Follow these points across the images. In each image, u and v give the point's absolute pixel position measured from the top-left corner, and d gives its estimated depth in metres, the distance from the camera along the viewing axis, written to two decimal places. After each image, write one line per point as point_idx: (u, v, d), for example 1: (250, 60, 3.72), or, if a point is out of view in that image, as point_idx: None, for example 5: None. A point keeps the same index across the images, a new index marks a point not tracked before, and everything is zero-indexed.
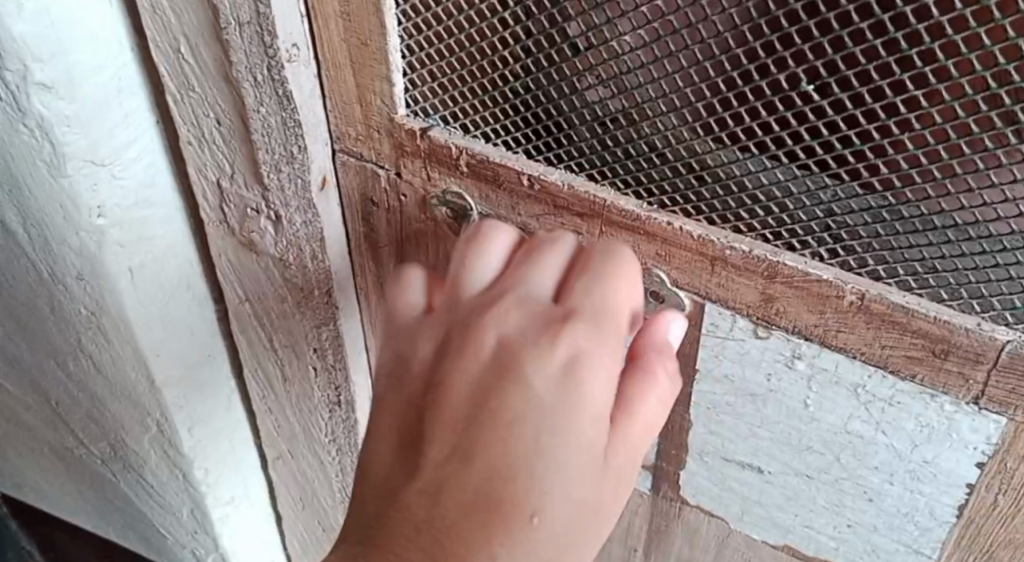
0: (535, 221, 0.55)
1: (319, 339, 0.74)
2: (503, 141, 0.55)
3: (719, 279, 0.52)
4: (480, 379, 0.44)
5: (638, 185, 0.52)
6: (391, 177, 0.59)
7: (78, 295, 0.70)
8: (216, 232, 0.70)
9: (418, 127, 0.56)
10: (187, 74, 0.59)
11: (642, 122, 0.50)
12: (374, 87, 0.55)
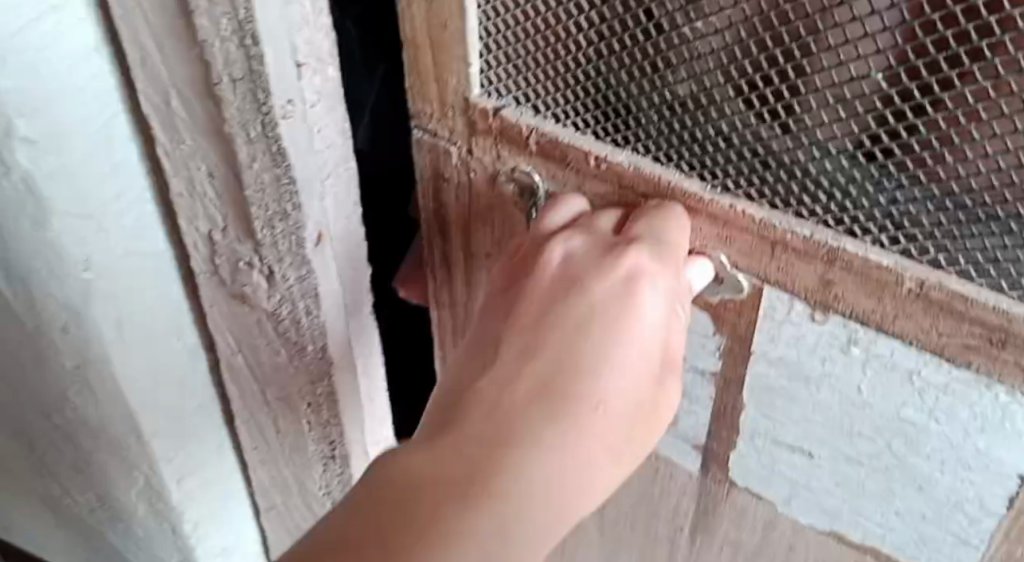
0: (600, 200, 0.52)
1: (314, 394, 0.72)
2: (552, 112, 0.51)
3: (780, 262, 0.48)
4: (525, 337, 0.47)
5: (702, 169, 0.49)
6: (461, 153, 0.55)
7: (63, 350, 0.66)
8: (207, 285, 0.68)
9: (492, 107, 0.52)
10: (176, 128, 0.56)
11: (709, 106, 0.47)
12: (452, 68, 0.51)
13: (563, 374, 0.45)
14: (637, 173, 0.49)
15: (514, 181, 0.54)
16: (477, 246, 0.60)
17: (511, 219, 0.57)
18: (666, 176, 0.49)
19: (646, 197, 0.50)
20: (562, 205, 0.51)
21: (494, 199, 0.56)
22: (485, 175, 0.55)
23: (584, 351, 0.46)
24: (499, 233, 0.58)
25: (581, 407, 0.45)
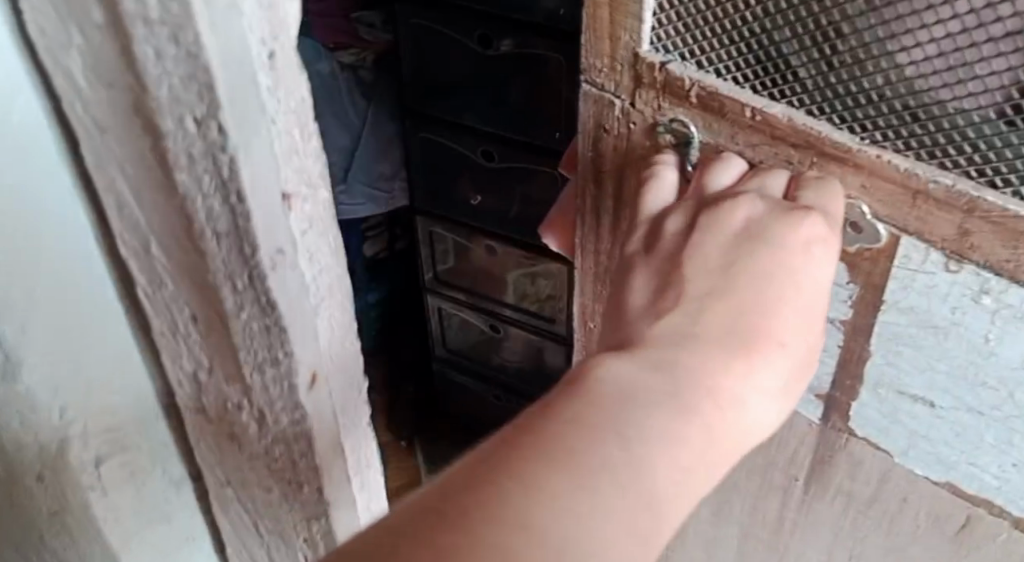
0: (754, 153, 0.44)
1: (309, 530, 0.70)
2: (714, 68, 0.44)
3: (920, 214, 0.40)
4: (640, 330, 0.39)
5: (850, 122, 0.41)
6: (623, 109, 0.47)
7: (40, 498, 0.58)
8: (193, 415, 0.63)
9: (659, 62, 0.44)
10: (157, 275, 0.53)
11: (868, 51, 0.39)
12: (622, 21, 0.44)
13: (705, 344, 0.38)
14: (788, 125, 0.42)
15: (672, 136, 0.46)
16: (625, 192, 0.50)
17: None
18: (804, 123, 0.42)
19: (751, 148, 0.44)
20: (722, 167, 0.43)
21: (632, 166, 0.49)
22: (615, 159, 0.49)
23: (685, 354, 0.37)
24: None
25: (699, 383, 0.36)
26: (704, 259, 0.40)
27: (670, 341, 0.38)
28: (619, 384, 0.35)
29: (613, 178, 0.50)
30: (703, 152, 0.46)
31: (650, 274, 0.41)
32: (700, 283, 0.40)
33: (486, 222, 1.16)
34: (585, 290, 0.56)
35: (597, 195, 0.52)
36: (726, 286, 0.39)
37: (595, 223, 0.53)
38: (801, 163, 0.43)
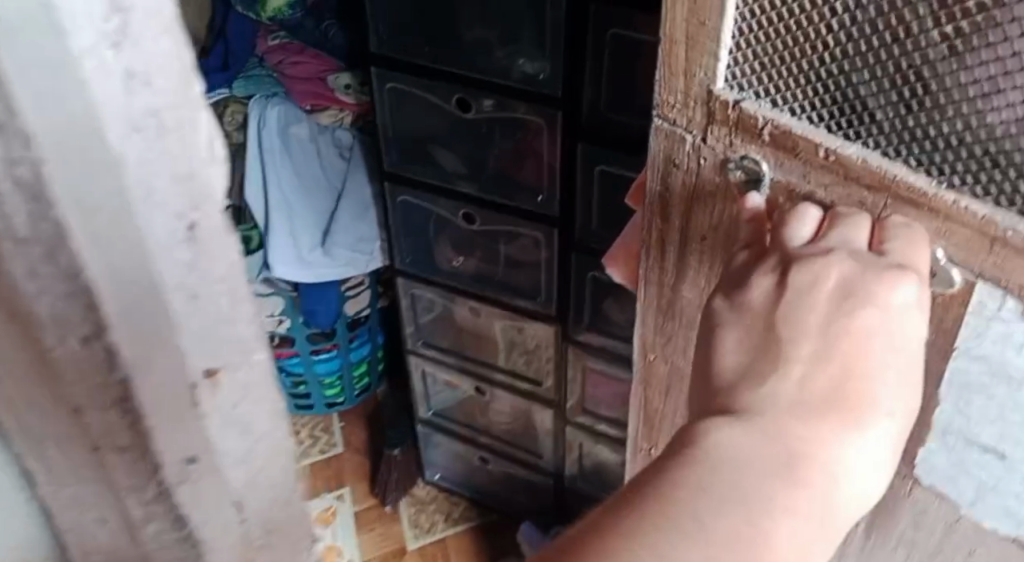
0: (825, 191, 0.44)
1: None
2: (788, 107, 0.44)
3: (997, 259, 0.40)
4: (745, 382, 0.40)
5: (928, 164, 0.41)
6: (694, 143, 0.48)
7: None
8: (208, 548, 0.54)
9: (732, 100, 0.45)
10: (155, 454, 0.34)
11: (949, 96, 0.40)
12: (699, 58, 0.45)
13: (806, 412, 0.39)
14: (863, 167, 0.42)
15: (742, 173, 0.46)
16: (692, 227, 0.51)
17: (733, 214, 0.49)
18: (877, 163, 0.42)
19: (824, 188, 0.44)
20: (799, 218, 0.43)
21: (701, 203, 0.50)
22: (684, 195, 0.51)
23: (790, 416, 0.38)
24: (721, 226, 0.50)
25: (800, 456, 0.38)
26: (805, 325, 0.40)
27: (773, 411, 0.39)
28: (728, 455, 0.37)
29: (679, 215, 0.52)
30: (774, 190, 0.46)
31: (739, 329, 0.41)
32: (805, 348, 0.40)
33: (474, 285, 1.32)
34: (645, 324, 0.58)
35: (661, 228, 0.53)
36: (824, 352, 0.40)
37: (658, 254, 0.55)
38: (874, 205, 0.43)
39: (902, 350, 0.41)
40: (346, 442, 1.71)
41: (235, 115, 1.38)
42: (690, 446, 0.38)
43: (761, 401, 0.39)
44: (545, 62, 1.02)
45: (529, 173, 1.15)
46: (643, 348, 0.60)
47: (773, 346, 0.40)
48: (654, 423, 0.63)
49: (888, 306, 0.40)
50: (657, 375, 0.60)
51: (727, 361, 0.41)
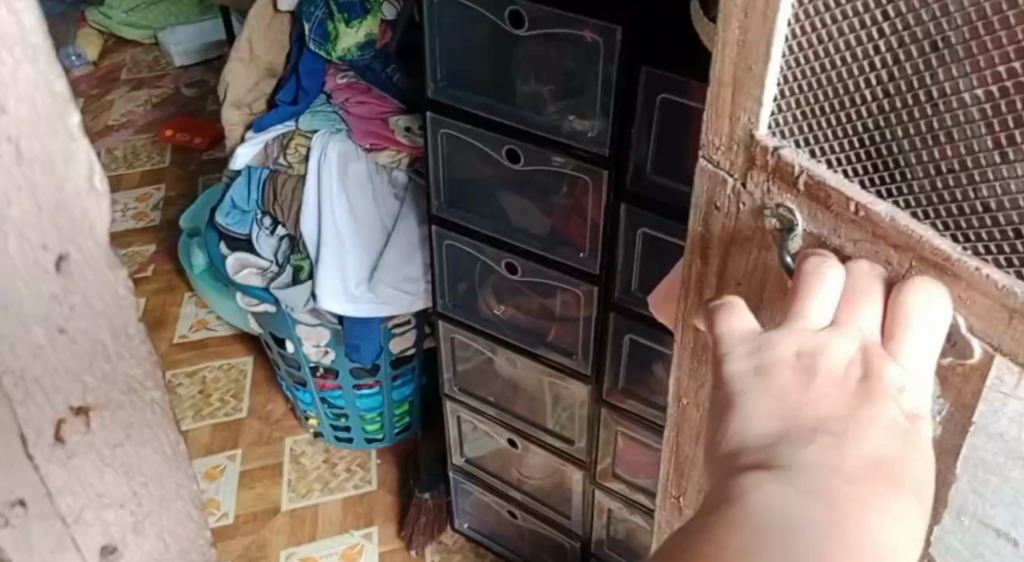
0: (853, 246, 0.44)
1: None
2: (826, 158, 0.45)
3: (1016, 331, 0.40)
4: (772, 440, 0.38)
5: (955, 229, 0.41)
6: (735, 187, 0.48)
7: None
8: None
9: (773, 146, 0.46)
10: None
11: (979, 162, 0.40)
12: (744, 102, 0.46)
13: (842, 480, 0.36)
14: (890, 225, 0.42)
15: (777, 221, 0.47)
16: (729, 273, 0.52)
17: (765, 260, 0.49)
18: (907, 225, 0.42)
19: (852, 243, 0.44)
20: (820, 280, 0.42)
21: (738, 246, 0.51)
22: (722, 237, 0.51)
23: (825, 476, 0.36)
24: (755, 272, 0.50)
25: (840, 527, 0.35)
26: (826, 398, 0.39)
27: (808, 476, 0.36)
28: (773, 519, 0.34)
29: (717, 257, 0.52)
30: (805, 243, 0.46)
31: (767, 397, 0.39)
32: (829, 415, 0.38)
33: (516, 337, 1.32)
34: (682, 364, 0.57)
35: (701, 270, 0.54)
36: (848, 418, 0.38)
37: (698, 294, 0.55)
38: (900, 265, 0.43)
39: (919, 430, 0.40)
40: (381, 480, 1.70)
41: (300, 146, 1.44)
42: (727, 509, 0.35)
43: (801, 467, 0.37)
44: (594, 121, 1.03)
45: (573, 229, 1.16)
46: (677, 391, 0.59)
47: (795, 414, 0.39)
48: (685, 471, 0.61)
49: (898, 389, 0.40)
50: (690, 419, 0.59)
51: (747, 411, 0.39)
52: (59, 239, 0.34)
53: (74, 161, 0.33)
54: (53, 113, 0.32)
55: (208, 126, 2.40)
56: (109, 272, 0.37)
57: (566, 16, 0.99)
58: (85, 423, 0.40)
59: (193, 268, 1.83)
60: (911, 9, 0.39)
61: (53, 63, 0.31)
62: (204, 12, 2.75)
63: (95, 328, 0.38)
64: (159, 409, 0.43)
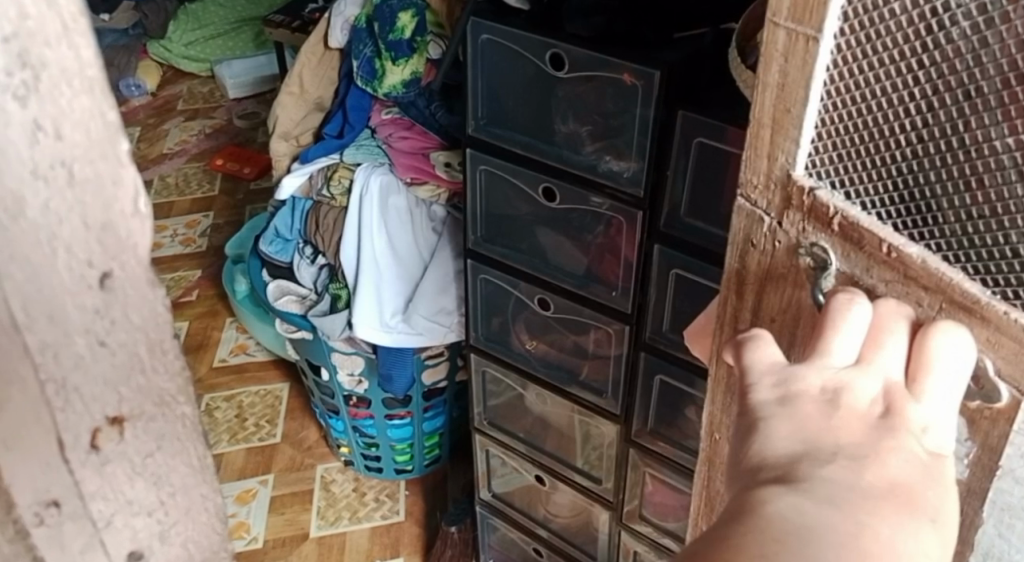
0: (884, 286, 0.46)
1: None
2: (859, 201, 0.46)
3: None
4: (797, 457, 0.39)
5: (987, 272, 0.43)
6: (771, 226, 0.50)
7: None
8: None
9: (808, 185, 0.48)
10: None
11: (1012, 209, 0.41)
12: (782, 143, 0.48)
13: (859, 495, 0.37)
14: (921, 266, 0.44)
15: (811, 259, 0.49)
16: (763, 310, 0.54)
17: (799, 298, 0.51)
18: (938, 267, 0.43)
19: (884, 283, 0.46)
20: (846, 314, 0.44)
21: (773, 283, 0.52)
22: (757, 273, 0.53)
23: (851, 497, 0.37)
24: (789, 309, 0.52)
25: (857, 536, 0.36)
26: (847, 428, 0.40)
27: (827, 489, 0.37)
28: (792, 522, 0.35)
29: (752, 293, 0.54)
30: (838, 281, 0.48)
31: (791, 423, 0.41)
32: (849, 442, 0.40)
33: (547, 372, 1.33)
34: (714, 400, 0.58)
35: (737, 306, 0.55)
36: (869, 446, 0.40)
37: (732, 329, 0.57)
38: (930, 306, 0.44)
39: (940, 467, 0.41)
40: (408, 511, 1.71)
41: (343, 178, 1.49)
42: (751, 515, 0.36)
43: (819, 481, 0.38)
44: (631, 162, 1.06)
45: (608, 269, 1.17)
46: (709, 426, 0.60)
47: (817, 438, 0.40)
48: (714, 506, 0.62)
49: (918, 429, 0.42)
50: (721, 455, 0.60)
51: (773, 432, 0.41)
52: (104, 256, 0.35)
53: (122, 184, 0.35)
54: (106, 139, 0.33)
55: (258, 156, 2.46)
56: (148, 289, 0.37)
57: (607, 60, 1.01)
58: (120, 431, 0.39)
59: (235, 294, 1.87)
60: (946, 58, 0.41)
61: (107, 95, 0.33)
62: (259, 47, 2.83)
63: (133, 340, 0.38)
64: (189, 422, 0.42)
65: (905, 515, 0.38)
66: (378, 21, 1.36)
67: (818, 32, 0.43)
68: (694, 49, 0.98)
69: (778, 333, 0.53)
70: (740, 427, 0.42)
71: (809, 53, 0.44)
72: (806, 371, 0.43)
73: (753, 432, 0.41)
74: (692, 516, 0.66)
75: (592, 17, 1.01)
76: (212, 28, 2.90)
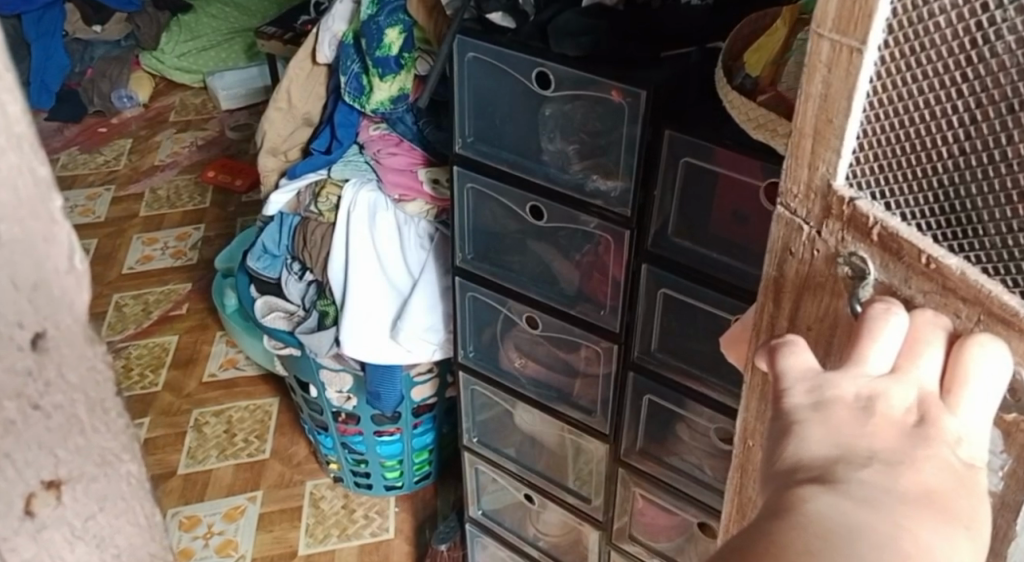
0: (922, 295, 0.46)
1: None
2: (899, 212, 0.47)
3: None
4: (836, 454, 0.40)
5: None
6: (810, 234, 0.50)
7: None
8: None
9: (848, 196, 0.48)
10: None
11: None
12: (823, 153, 0.48)
13: (897, 499, 0.38)
14: (960, 277, 0.44)
15: (849, 268, 0.49)
16: (800, 318, 0.54)
17: (836, 307, 0.51)
18: (977, 279, 0.44)
19: (922, 293, 0.46)
20: (884, 325, 0.45)
21: (811, 292, 0.52)
22: (795, 282, 0.53)
23: (886, 505, 0.38)
24: (826, 317, 0.52)
25: (894, 536, 0.37)
26: (881, 434, 0.41)
27: (864, 490, 0.38)
28: (835, 519, 0.36)
29: (788, 300, 0.54)
30: (876, 291, 0.48)
31: (822, 426, 0.42)
32: (884, 447, 0.40)
33: (542, 391, 1.32)
34: (749, 406, 0.58)
35: (773, 312, 0.55)
36: (902, 451, 0.40)
37: (768, 335, 0.56)
38: (967, 317, 0.45)
39: (973, 478, 0.41)
40: (398, 528, 1.69)
41: (331, 195, 1.47)
42: (791, 517, 0.37)
43: (857, 483, 0.39)
44: (618, 180, 1.05)
45: (595, 286, 1.17)
46: (743, 432, 0.60)
47: (852, 445, 0.41)
48: (745, 511, 0.63)
49: (953, 439, 0.42)
50: (754, 461, 0.60)
51: (807, 436, 0.42)
52: (36, 316, 0.29)
53: (55, 243, 0.29)
54: (36, 198, 0.28)
55: (250, 169, 2.45)
56: (86, 346, 0.31)
57: (594, 79, 1.00)
58: (57, 495, 0.32)
59: (224, 308, 1.85)
60: (990, 71, 0.41)
61: (37, 148, 0.27)
62: (251, 58, 2.83)
63: (71, 402, 0.32)
64: (135, 480, 0.35)
65: (940, 521, 0.38)
66: (365, 37, 1.32)
67: (862, 43, 0.44)
68: (681, 69, 0.98)
69: (814, 341, 0.53)
70: (777, 429, 0.43)
71: (853, 64, 0.44)
72: (841, 377, 0.44)
73: (786, 435, 0.42)
74: (725, 516, 0.66)
75: (579, 37, 1.00)
76: (205, 40, 2.87)
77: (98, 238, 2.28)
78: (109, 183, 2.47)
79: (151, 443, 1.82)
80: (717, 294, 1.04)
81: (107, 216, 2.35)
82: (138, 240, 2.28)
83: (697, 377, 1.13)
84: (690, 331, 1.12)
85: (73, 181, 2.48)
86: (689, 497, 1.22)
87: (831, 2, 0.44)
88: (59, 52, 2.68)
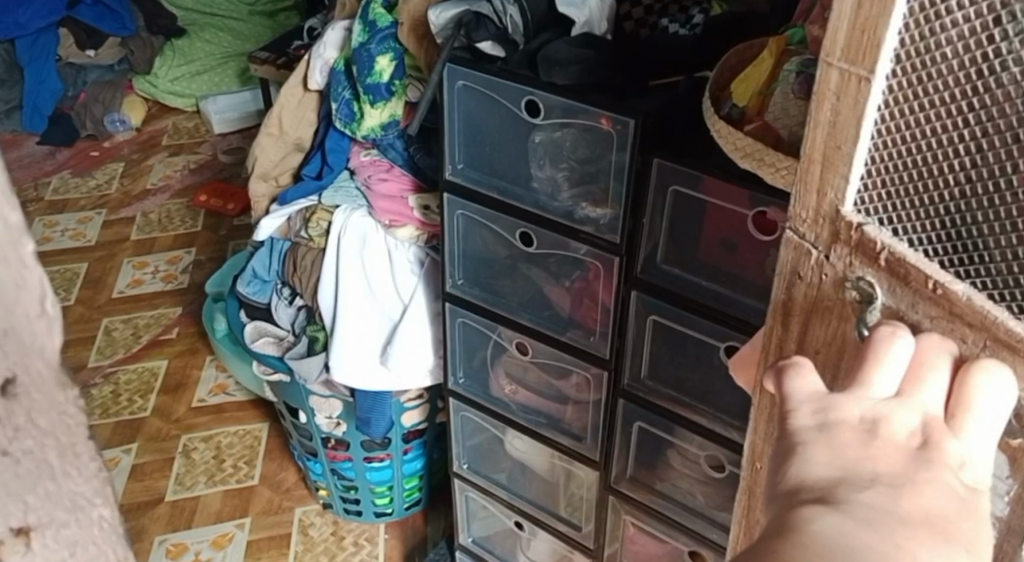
0: (929, 320, 0.47)
1: None
2: (907, 238, 0.47)
3: None
4: (839, 477, 0.41)
5: None
6: (819, 259, 0.51)
7: None
8: None
9: (857, 222, 0.48)
10: None
11: None
12: (832, 179, 0.48)
13: (899, 520, 0.39)
14: (966, 303, 0.44)
15: (857, 292, 0.49)
16: (808, 341, 0.54)
17: (844, 331, 0.51)
18: (983, 305, 0.44)
19: (929, 318, 0.47)
20: (892, 348, 0.45)
21: (818, 316, 0.53)
22: (803, 306, 0.53)
23: (882, 525, 0.38)
24: (834, 341, 0.52)
25: (896, 556, 0.38)
26: (885, 455, 0.42)
27: (866, 510, 0.39)
28: (835, 541, 0.37)
29: (797, 324, 0.54)
30: (883, 315, 0.49)
31: (826, 449, 0.43)
32: (887, 469, 0.41)
33: (535, 418, 1.31)
34: (757, 428, 0.59)
35: (781, 336, 0.56)
36: (904, 474, 0.41)
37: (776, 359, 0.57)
38: (973, 343, 0.45)
39: (976, 501, 0.42)
40: (387, 555, 1.67)
41: (321, 220, 1.47)
42: (787, 543, 0.38)
43: (859, 504, 0.40)
44: (607, 208, 1.06)
45: (586, 313, 1.17)
46: (751, 454, 0.60)
47: (854, 465, 0.42)
48: (754, 531, 0.63)
49: (956, 463, 0.43)
50: (761, 484, 0.60)
51: (810, 457, 0.43)
52: (5, 361, 0.29)
53: (25, 288, 0.30)
54: (5, 242, 0.29)
55: (242, 193, 2.44)
56: (58, 390, 0.32)
57: (584, 107, 1.01)
58: (26, 542, 0.32)
59: (215, 332, 1.84)
60: (995, 102, 0.42)
61: (8, 194, 0.28)
62: (244, 83, 2.85)
63: (41, 447, 0.32)
64: (107, 525, 0.35)
65: (937, 541, 0.39)
66: (356, 64, 1.31)
67: (870, 72, 0.45)
68: (668, 100, 0.98)
69: (822, 365, 0.53)
70: (783, 451, 0.44)
71: (861, 91, 0.45)
72: (846, 400, 0.45)
73: (791, 456, 0.43)
74: (732, 532, 0.66)
75: (569, 67, 1.02)
76: (199, 64, 2.88)
77: (88, 263, 2.28)
78: (99, 207, 2.47)
79: (138, 469, 1.80)
80: (709, 322, 1.04)
81: (97, 240, 2.35)
82: (128, 264, 2.27)
83: (686, 404, 1.13)
84: (680, 358, 1.12)
85: (63, 205, 2.48)
86: (679, 524, 1.21)
87: (840, 32, 0.45)
88: (52, 76, 2.69)
